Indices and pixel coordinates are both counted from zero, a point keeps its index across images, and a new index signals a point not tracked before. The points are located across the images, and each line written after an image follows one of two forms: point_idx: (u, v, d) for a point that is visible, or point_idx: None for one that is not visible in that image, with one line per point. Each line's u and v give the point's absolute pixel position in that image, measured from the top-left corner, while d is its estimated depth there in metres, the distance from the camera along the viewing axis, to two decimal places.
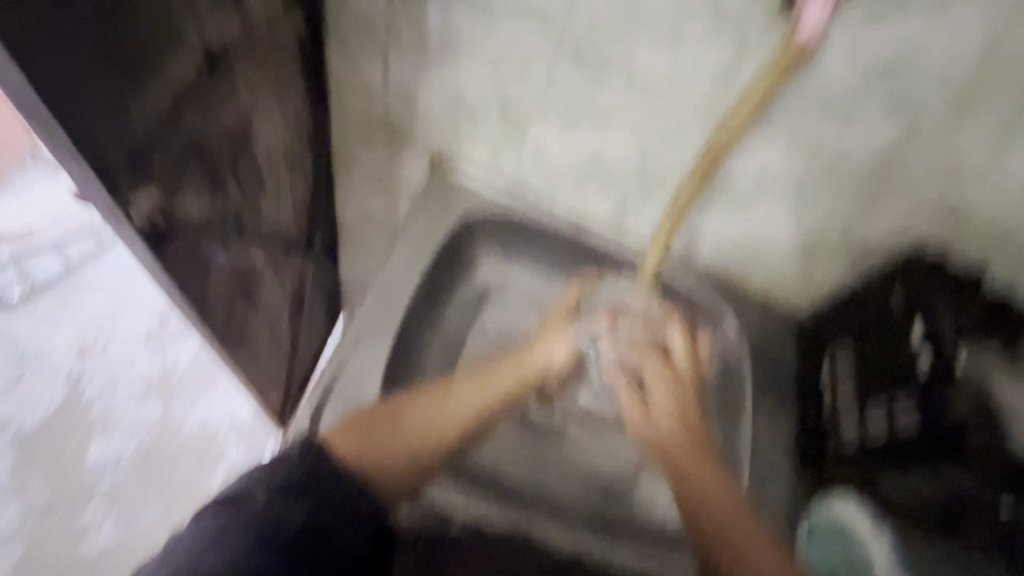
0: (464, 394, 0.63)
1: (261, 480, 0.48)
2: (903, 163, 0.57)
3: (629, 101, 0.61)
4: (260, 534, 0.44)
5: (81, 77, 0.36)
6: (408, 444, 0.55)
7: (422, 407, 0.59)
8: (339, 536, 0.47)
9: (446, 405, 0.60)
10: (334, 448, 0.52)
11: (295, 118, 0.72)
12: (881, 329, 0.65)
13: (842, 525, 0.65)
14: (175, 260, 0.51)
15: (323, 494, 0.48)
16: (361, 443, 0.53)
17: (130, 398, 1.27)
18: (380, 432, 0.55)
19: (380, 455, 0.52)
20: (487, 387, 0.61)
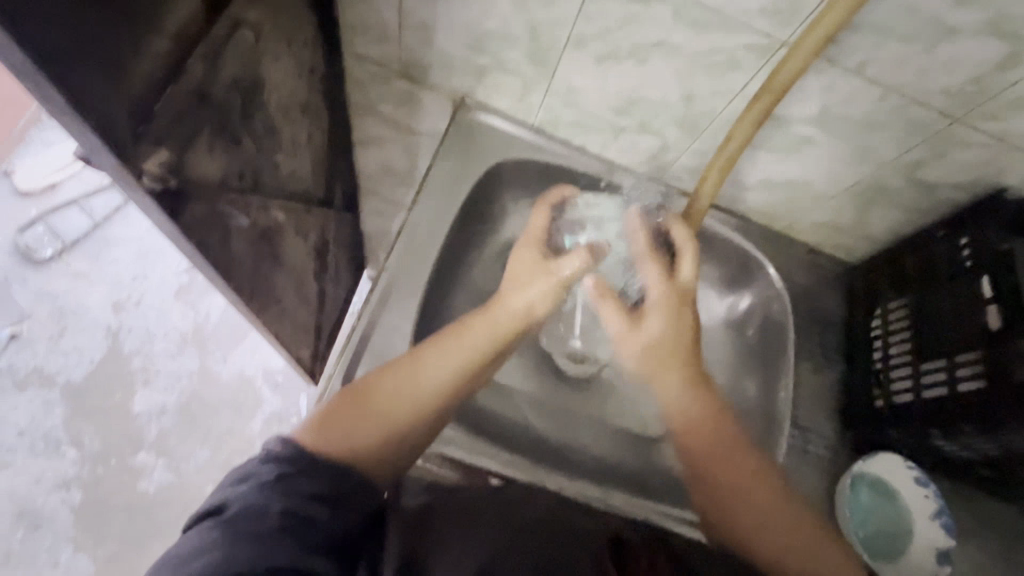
0: (466, 341, 0.53)
1: (262, 461, 0.41)
2: (995, 93, 0.50)
3: (676, 30, 0.54)
4: (246, 530, 0.36)
5: (70, 28, 0.32)
6: (407, 402, 0.49)
7: (411, 364, 0.51)
8: (338, 510, 0.41)
9: (446, 352, 0.52)
10: (315, 437, 0.43)
11: (306, 61, 0.66)
12: (945, 279, 0.61)
13: (884, 479, 0.64)
14: (193, 223, 0.49)
15: (318, 475, 0.41)
16: (352, 420, 0.46)
17: (168, 350, 1.31)
18: (374, 395, 0.48)
19: (379, 423, 0.46)
20: (470, 347, 0.53)
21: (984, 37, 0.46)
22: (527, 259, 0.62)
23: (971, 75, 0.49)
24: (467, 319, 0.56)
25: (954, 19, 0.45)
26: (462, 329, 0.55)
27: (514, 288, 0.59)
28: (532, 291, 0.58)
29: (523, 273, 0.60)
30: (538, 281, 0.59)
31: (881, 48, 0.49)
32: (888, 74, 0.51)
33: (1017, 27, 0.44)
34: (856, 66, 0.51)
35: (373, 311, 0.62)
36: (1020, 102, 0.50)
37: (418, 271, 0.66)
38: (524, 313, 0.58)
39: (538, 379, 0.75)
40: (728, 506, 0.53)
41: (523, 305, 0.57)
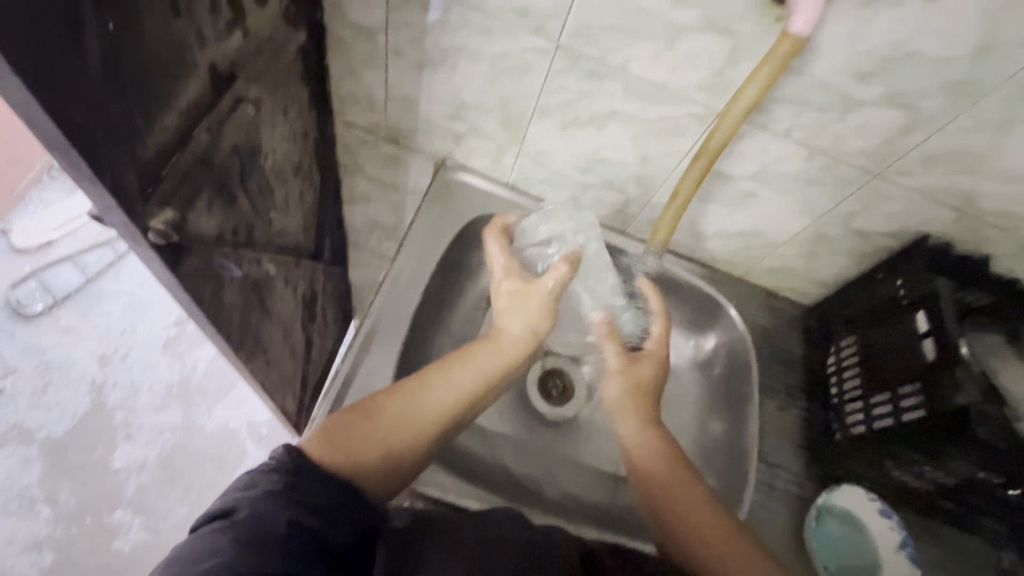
0: (470, 370, 0.58)
1: (265, 470, 0.42)
2: (904, 153, 0.57)
3: (627, 102, 0.62)
4: (254, 535, 0.37)
5: (96, 109, 0.37)
6: (405, 427, 0.52)
7: (413, 390, 0.54)
8: (339, 526, 0.42)
9: (447, 381, 0.56)
10: (319, 448, 0.46)
11: (300, 128, 0.73)
12: (886, 317, 0.67)
13: (852, 513, 0.65)
14: (189, 273, 0.53)
15: (322, 490, 0.43)
16: (355, 436, 0.49)
17: (152, 403, 1.31)
18: (376, 416, 0.51)
19: (378, 443, 0.49)
20: (470, 379, 0.57)
21: (885, 107, 0.53)
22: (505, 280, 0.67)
23: (881, 138, 0.56)
24: (468, 350, 0.60)
25: (857, 92, 0.53)
26: (465, 359, 0.59)
27: (507, 313, 0.65)
28: (518, 314, 0.64)
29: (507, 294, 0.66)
30: (534, 305, 0.64)
31: (802, 116, 0.57)
32: (812, 137, 0.58)
33: (909, 99, 0.52)
34: (784, 131, 0.59)
35: (356, 355, 0.66)
36: (925, 160, 0.57)
37: (398, 318, 0.69)
38: (520, 339, 0.63)
39: (517, 421, 0.78)
40: (670, 505, 0.56)
41: (515, 335, 0.63)
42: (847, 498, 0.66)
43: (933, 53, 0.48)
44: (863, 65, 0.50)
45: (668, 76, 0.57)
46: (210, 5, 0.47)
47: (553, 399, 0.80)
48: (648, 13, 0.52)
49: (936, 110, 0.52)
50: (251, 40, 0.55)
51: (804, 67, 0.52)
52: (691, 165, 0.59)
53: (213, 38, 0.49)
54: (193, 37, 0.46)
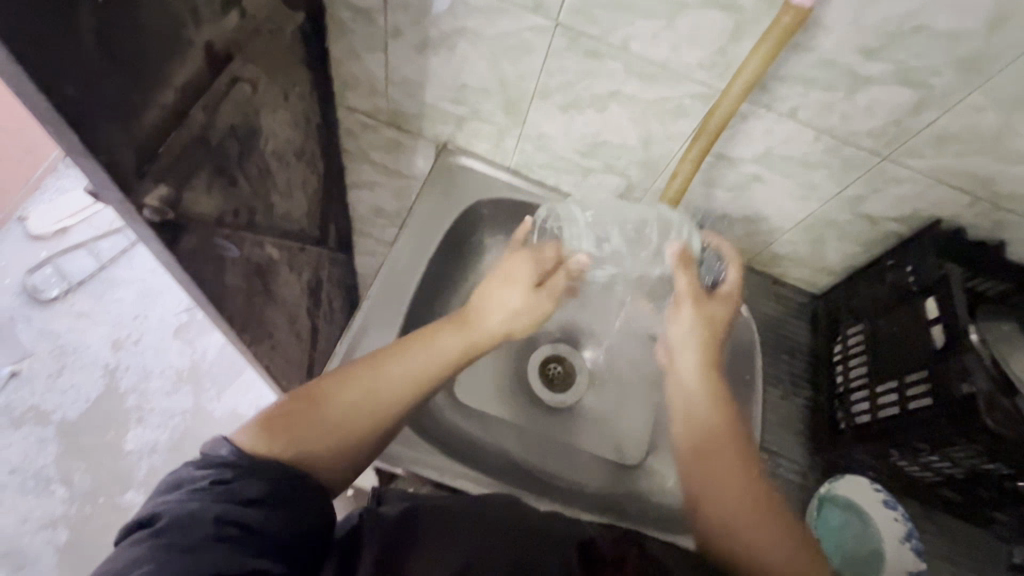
0: (425, 352, 0.54)
1: (195, 469, 0.41)
2: (915, 133, 0.55)
3: (628, 82, 0.61)
4: (179, 539, 0.37)
5: (89, 83, 0.37)
6: (356, 411, 0.49)
7: (367, 371, 0.51)
8: (278, 512, 0.41)
9: (407, 362, 0.53)
10: (258, 438, 0.44)
11: (302, 112, 0.73)
12: (895, 304, 0.65)
13: (856, 505, 0.64)
14: (188, 253, 0.54)
15: (256, 478, 0.41)
16: (299, 423, 0.46)
17: (163, 388, 1.33)
18: (323, 401, 0.48)
19: (325, 429, 0.47)
20: (425, 362, 0.54)
21: (894, 84, 0.52)
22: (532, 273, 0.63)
23: (890, 117, 0.55)
24: (433, 330, 0.57)
25: (865, 69, 0.51)
26: (417, 341, 0.55)
27: (493, 303, 0.60)
28: (513, 297, 0.60)
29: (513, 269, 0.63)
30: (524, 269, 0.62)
31: (807, 95, 0.55)
32: (819, 117, 0.57)
33: (919, 76, 0.50)
34: (788, 111, 0.57)
35: (355, 338, 0.66)
36: (938, 141, 0.55)
37: (397, 302, 0.69)
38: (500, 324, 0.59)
39: (517, 407, 0.78)
40: (712, 469, 0.52)
41: (494, 322, 0.59)
42: (852, 491, 0.64)
43: (945, 26, 0.46)
44: (871, 40, 0.49)
45: (669, 54, 0.56)
46: None
47: (556, 387, 0.80)
48: None
49: (948, 87, 0.51)
50: (248, 20, 0.54)
51: (809, 43, 0.50)
52: (691, 146, 0.58)
53: (209, 16, 0.49)
54: (188, 14, 0.46)
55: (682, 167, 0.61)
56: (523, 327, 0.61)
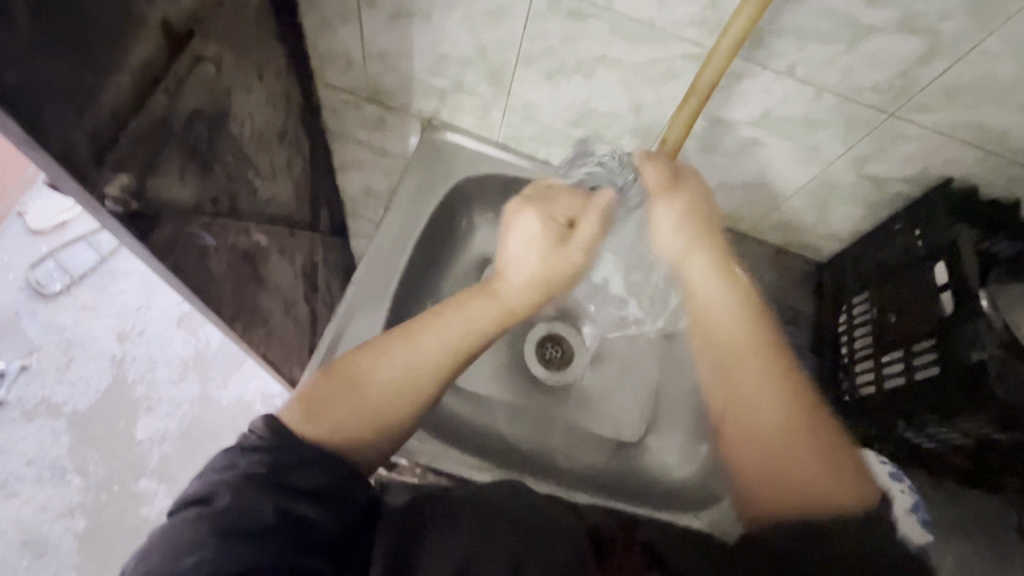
0: (458, 323, 0.52)
1: (245, 450, 0.40)
2: (922, 86, 0.51)
3: (614, 44, 0.57)
4: (238, 523, 0.36)
5: (32, 68, 0.35)
6: (393, 387, 0.48)
7: (402, 343, 0.50)
8: (333, 508, 0.41)
9: (439, 333, 0.51)
10: (300, 420, 0.44)
11: (280, 92, 0.71)
12: (903, 268, 0.62)
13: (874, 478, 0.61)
14: (162, 244, 0.52)
15: (315, 470, 0.41)
16: (339, 403, 0.45)
17: (170, 377, 1.35)
18: (360, 378, 0.47)
19: (364, 409, 0.46)
20: (459, 335, 0.51)
21: (899, 32, 0.48)
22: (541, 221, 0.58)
23: (895, 69, 0.51)
24: (461, 300, 0.54)
25: (868, 17, 0.47)
26: (448, 312, 0.53)
27: (514, 271, 0.56)
28: (536, 266, 0.56)
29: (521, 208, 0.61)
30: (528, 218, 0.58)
31: (806, 50, 0.51)
32: (818, 74, 0.53)
33: (927, 22, 0.46)
34: (787, 67, 0.53)
35: (342, 323, 0.64)
36: (947, 93, 0.51)
37: (385, 285, 0.67)
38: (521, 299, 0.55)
39: (513, 387, 0.76)
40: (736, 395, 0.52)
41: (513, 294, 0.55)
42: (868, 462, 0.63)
43: None
44: None
45: (656, 12, 0.52)
46: None
47: (552, 365, 0.79)
48: None
49: (959, 33, 0.47)
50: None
51: None
52: (680, 108, 0.54)
53: None
54: None
55: (670, 134, 0.58)
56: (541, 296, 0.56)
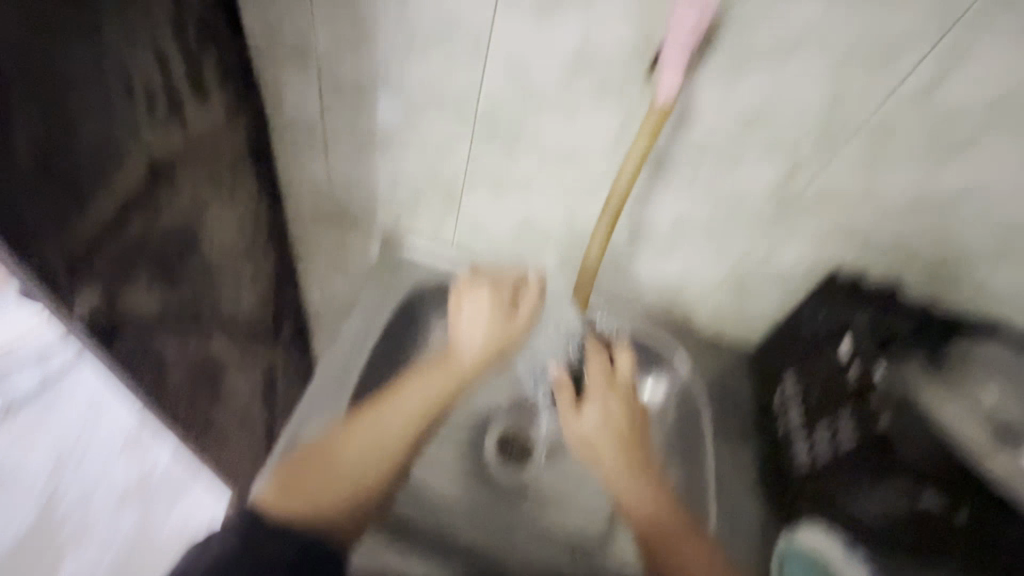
0: (418, 391, 0.57)
1: None
2: (795, 195, 0.63)
3: (545, 168, 0.67)
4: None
5: (22, 197, 0.40)
6: (358, 457, 0.52)
7: (362, 416, 0.54)
8: None
9: (400, 402, 0.56)
10: (275, 498, 0.49)
11: (249, 214, 0.78)
12: (818, 348, 0.69)
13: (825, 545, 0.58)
14: (120, 352, 0.54)
15: None
16: (310, 483, 0.50)
17: (106, 507, 1.25)
18: (325, 453, 0.52)
19: (330, 481, 0.50)
20: (419, 400, 0.56)
21: (766, 155, 0.59)
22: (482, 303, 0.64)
23: (771, 182, 0.62)
24: (421, 372, 0.59)
25: (740, 145, 0.59)
26: (409, 380, 0.58)
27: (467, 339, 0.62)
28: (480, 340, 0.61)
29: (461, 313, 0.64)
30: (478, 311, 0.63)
31: (699, 169, 0.62)
32: (712, 188, 0.64)
33: (786, 147, 0.58)
34: (687, 182, 0.64)
35: (295, 427, 0.65)
36: (817, 199, 0.62)
37: (340, 388, 0.69)
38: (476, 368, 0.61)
39: (470, 487, 0.76)
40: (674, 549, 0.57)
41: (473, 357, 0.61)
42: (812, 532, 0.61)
43: (793, 107, 0.54)
44: (737, 121, 0.57)
45: (575, 143, 0.63)
46: (145, 103, 0.52)
47: (512, 463, 0.80)
48: (544, 90, 0.59)
49: (812, 155, 0.58)
50: (191, 134, 0.60)
51: (688, 125, 0.58)
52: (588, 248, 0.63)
53: (149, 133, 0.53)
54: (128, 134, 0.51)
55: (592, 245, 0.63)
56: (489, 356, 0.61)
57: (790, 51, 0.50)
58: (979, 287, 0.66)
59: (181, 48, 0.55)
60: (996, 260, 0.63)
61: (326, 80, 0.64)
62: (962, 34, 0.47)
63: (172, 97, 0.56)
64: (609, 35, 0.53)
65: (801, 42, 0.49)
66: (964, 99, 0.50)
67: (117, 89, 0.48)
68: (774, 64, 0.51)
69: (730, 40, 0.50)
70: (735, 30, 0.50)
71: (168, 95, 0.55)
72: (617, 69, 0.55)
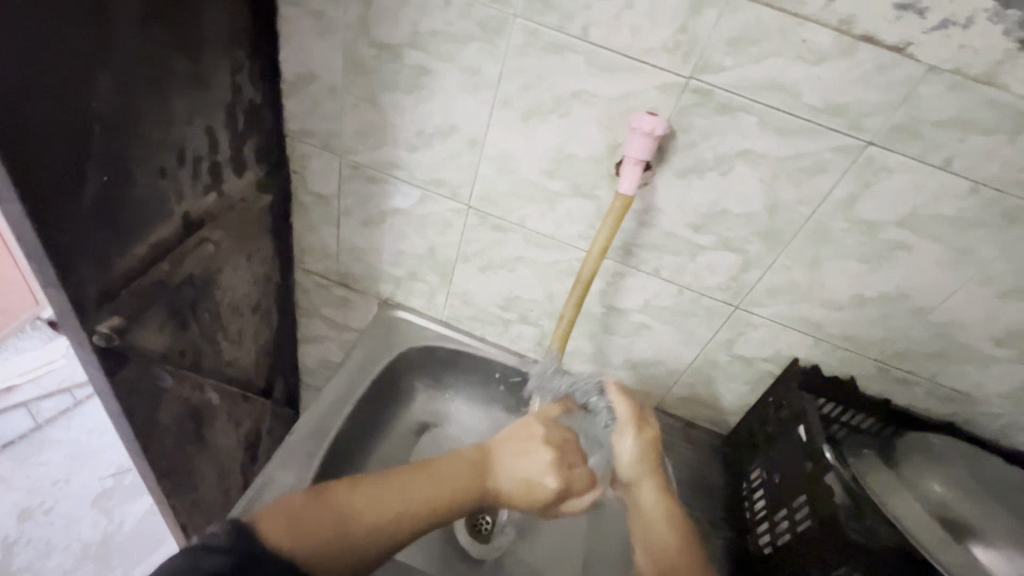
0: (450, 475, 0.59)
1: (211, 549, 0.42)
2: (751, 287, 0.70)
3: (528, 249, 0.75)
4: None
5: (76, 232, 0.48)
6: (372, 520, 0.52)
7: (396, 486, 0.55)
8: None
9: (433, 484, 0.57)
10: (270, 525, 0.47)
11: (261, 272, 0.86)
12: (779, 434, 0.72)
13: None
14: (123, 381, 0.59)
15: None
16: (317, 524, 0.49)
17: (62, 567, 1.20)
18: (347, 505, 0.52)
19: (339, 533, 0.49)
20: (446, 489, 0.57)
21: (721, 249, 0.67)
22: (533, 434, 0.66)
23: (728, 274, 0.69)
24: (455, 460, 0.61)
25: (698, 239, 0.67)
26: (443, 462, 0.60)
27: (517, 467, 0.63)
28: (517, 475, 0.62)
29: (520, 434, 0.67)
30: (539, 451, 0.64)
31: (663, 258, 0.70)
32: (676, 276, 0.71)
33: (738, 243, 0.66)
34: (654, 269, 0.72)
35: (270, 473, 0.67)
36: (770, 291, 0.69)
37: (318, 440, 0.72)
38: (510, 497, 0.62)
39: (437, 557, 0.76)
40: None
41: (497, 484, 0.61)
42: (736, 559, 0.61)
43: (740, 210, 0.63)
44: (694, 218, 0.65)
45: (555, 229, 0.72)
46: (193, 171, 0.62)
47: (482, 537, 0.78)
48: (529, 182, 0.68)
49: (761, 252, 0.66)
50: (225, 199, 0.69)
51: (653, 219, 0.67)
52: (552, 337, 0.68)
53: (191, 194, 0.63)
54: (174, 194, 0.60)
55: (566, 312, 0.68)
56: (534, 502, 0.62)
57: (733, 164, 0.60)
58: (928, 384, 0.71)
59: (230, 130, 0.66)
60: (939, 359, 0.68)
61: (346, 163, 0.75)
62: (871, 160, 0.56)
63: (216, 167, 0.66)
64: (583, 142, 0.63)
65: (742, 157, 0.59)
66: (882, 211, 0.59)
67: (174, 158, 0.58)
68: (722, 173, 0.61)
69: (682, 151, 0.60)
70: (686, 144, 0.60)
71: (213, 165, 0.65)
72: (591, 168, 0.65)
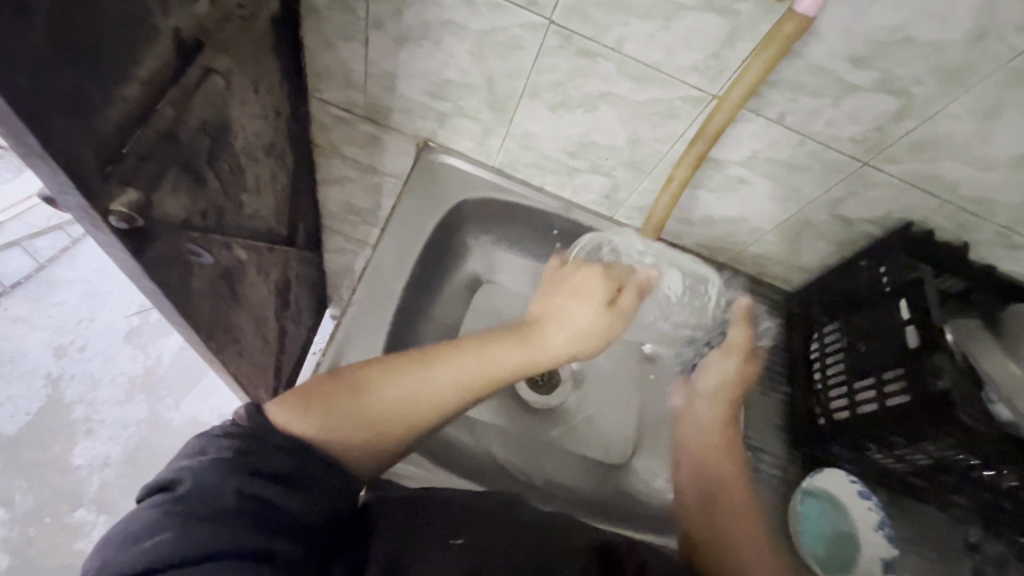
0: (479, 352, 0.55)
1: (219, 435, 0.42)
2: (893, 140, 0.57)
3: (620, 84, 0.60)
4: (199, 505, 0.38)
5: (41, 73, 0.33)
6: (398, 403, 0.51)
7: (418, 366, 0.53)
8: (299, 494, 0.42)
9: (459, 362, 0.54)
10: (290, 412, 0.46)
11: (272, 105, 0.69)
12: (870, 301, 0.67)
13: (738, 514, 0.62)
14: (154, 258, 0.49)
15: (276, 453, 0.42)
16: (341, 410, 0.48)
17: (114, 397, 1.25)
18: (368, 390, 0.50)
19: (362, 419, 0.49)
20: (472, 364, 0.54)
21: (876, 91, 0.53)
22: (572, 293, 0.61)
23: (872, 124, 0.56)
24: (485, 337, 0.57)
25: (852, 76, 0.52)
26: (470, 341, 0.57)
27: (562, 336, 0.59)
28: (561, 334, 0.59)
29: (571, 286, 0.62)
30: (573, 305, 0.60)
31: (795, 100, 0.56)
32: (804, 123, 0.58)
33: (901, 84, 0.52)
34: (778, 114, 0.58)
35: (342, 341, 0.63)
36: (914, 145, 0.57)
37: (381, 307, 0.66)
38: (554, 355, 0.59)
39: (501, 411, 0.77)
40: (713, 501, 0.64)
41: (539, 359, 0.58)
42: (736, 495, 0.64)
43: (928, 38, 0.47)
44: (859, 48, 0.50)
45: (663, 57, 0.55)
46: None
47: (542, 388, 0.79)
48: None
49: (930, 96, 0.52)
50: (219, 5, 0.50)
51: (803, 47, 0.51)
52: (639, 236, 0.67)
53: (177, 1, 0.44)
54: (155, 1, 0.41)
55: (676, 173, 0.60)
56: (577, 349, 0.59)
57: None
58: None
59: None
60: None
61: None
62: None
63: None
64: None
65: None
66: None
67: None
68: None
69: None
70: None
71: None
72: None
